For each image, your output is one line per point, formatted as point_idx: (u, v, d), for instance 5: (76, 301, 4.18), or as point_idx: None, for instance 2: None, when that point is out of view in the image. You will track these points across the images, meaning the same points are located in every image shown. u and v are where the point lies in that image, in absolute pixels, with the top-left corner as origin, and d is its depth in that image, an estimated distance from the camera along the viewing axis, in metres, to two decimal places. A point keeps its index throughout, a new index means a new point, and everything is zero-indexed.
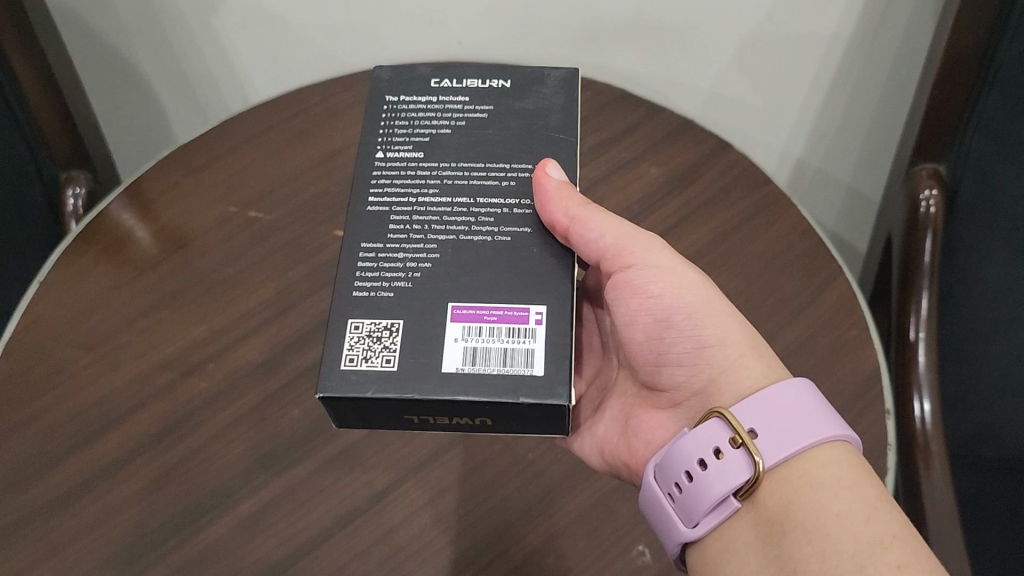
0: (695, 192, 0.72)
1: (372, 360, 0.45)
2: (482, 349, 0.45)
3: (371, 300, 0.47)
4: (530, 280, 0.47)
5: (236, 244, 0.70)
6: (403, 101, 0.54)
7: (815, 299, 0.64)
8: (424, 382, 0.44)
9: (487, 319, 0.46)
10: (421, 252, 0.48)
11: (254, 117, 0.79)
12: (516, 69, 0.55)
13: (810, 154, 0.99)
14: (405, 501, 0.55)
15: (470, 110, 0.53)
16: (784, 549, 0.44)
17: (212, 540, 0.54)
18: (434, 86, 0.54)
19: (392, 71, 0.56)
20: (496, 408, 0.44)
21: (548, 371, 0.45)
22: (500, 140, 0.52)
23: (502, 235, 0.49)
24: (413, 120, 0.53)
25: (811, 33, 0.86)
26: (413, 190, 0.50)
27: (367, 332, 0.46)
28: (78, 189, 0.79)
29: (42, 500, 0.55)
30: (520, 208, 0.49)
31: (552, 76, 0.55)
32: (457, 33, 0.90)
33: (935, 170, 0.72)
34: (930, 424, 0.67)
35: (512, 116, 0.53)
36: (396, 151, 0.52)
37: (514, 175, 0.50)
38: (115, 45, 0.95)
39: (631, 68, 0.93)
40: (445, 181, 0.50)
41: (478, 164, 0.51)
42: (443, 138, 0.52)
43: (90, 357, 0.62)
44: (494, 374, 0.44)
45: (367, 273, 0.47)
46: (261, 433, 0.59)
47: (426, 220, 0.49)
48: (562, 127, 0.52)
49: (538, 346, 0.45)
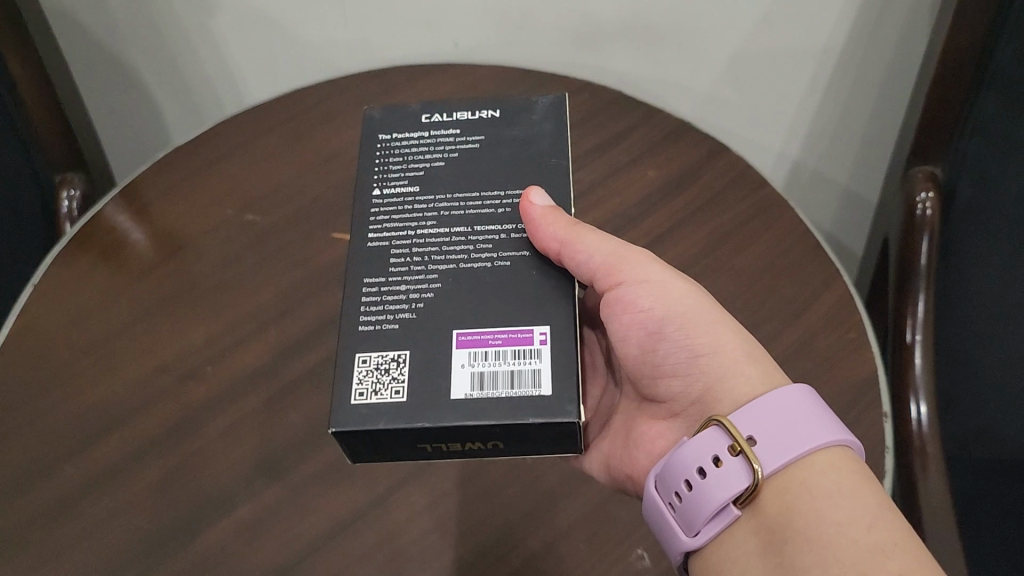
0: (695, 194, 0.72)
1: (381, 393, 0.45)
2: (489, 373, 0.45)
3: (376, 333, 0.47)
4: (531, 298, 0.47)
5: (234, 246, 0.70)
6: (396, 138, 0.55)
7: (813, 301, 0.65)
8: (434, 410, 0.44)
9: (492, 343, 0.46)
10: (422, 284, 0.48)
11: (251, 121, 0.79)
12: (504, 99, 0.56)
13: (804, 155, 0.99)
14: (406, 505, 0.55)
15: (462, 142, 0.54)
16: (786, 559, 0.44)
17: (211, 546, 0.53)
18: (426, 121, 0.55)
19: (383, 111, 0.56)
20: (505, 430, 0.44)
21: (556, 390, 0.44)
22: (494, 168, 0.52)
23: (501, 261, 0.49)
24: (407, 155, 0.54)
25: (807, 35, 0.86)
26: (412, 224, 0.50)
27: (375, 365, 0.46)
28: (74, 192, 0.78)
29: (41, 505, 0.55)
30: (517, 233, 0.50)
31: (540, 103, 0.56)
32: (454, 35, 0.90)
33: (931, 173, 0.72)
34: (926, 427, 0.67)
35: (504, 144, 0.53)
36: (392, 188, 0.52)
37: (508, 203, 0.51)
38: (108, 47, 0.95)
39: (628, 72, 0.93)
40: (442, 214, 0.50)
41: (472, 193, 0.51)
42: (438, 171, 0.52)
43: (86, 361, 0.62)
44: (502, 398, 0.44)
45: (371, 306, 0.48)
46: (260, 437, 0.58)
47: (426, 252, 0.49)
48: (554, 150, 0.53)
49: (544, 365, 0.45)
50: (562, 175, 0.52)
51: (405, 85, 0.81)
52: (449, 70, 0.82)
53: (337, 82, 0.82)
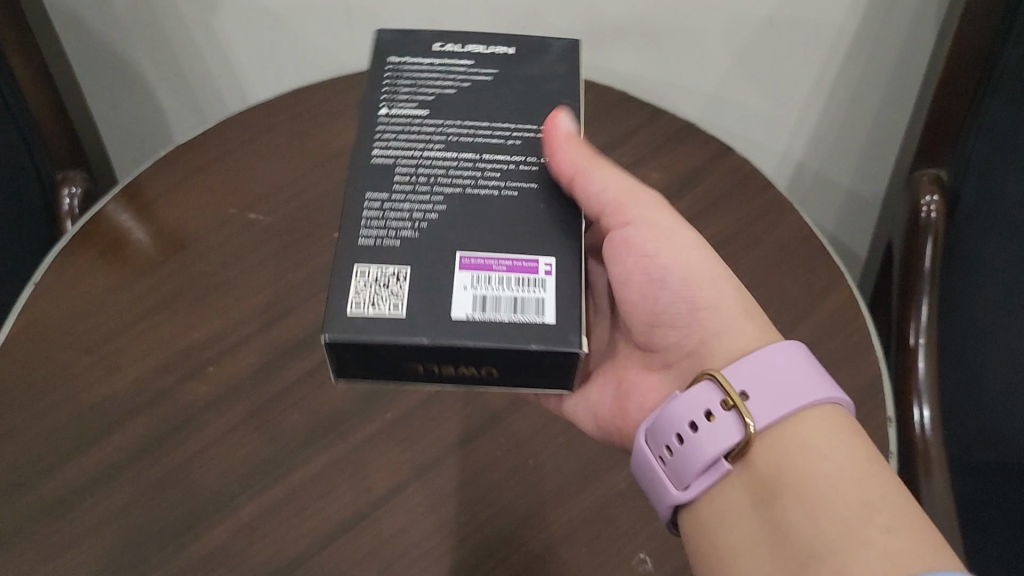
0: (699, 196, 0.71)
1: (379, 305, 0.45)
2: (490, 298, 0.45)
3: (377, 248, 0.46)
4: (540, 230, 0.47)
5: (237, 245, 0.69)
6: (407, 62, 0.54)
7: (817, 304, 0.64)
8: (433, 326, 0.44)
9: (496, 268, 0.45)
10: (428, 204, 0.48)
11: (254, 119, 0.79)
12: (518, 39, 0.56)
13: (810, 158, 0.99)
14: (407, 506, 0.55)
15: (475, 74, 0.53)
16: (775, 514, 0.44)
17: (210, 547, 0.53)
18: (438, 49, 0.55)
19: (395, 34, 0.56)
20: (502, 357, 0.44)
21: (559, 319, 0.44)
22: (502, 103, 0.52)
23: (508, 189, 0.49)
24: (417, 80, 0.53)
25: (813, 35, 0.86)
26: (418, 145, 0.50)
27: (374, 279, 0.45)
28: (74, 190, 0.78)
29: (41, 504, 0.55)
30: (526, 165, 0.50)
31: (555, 46, 0.56)
32: (457, 35, 0.90)
33: (935, 175, 0.72)
34: (929, 431, 0.66)
35: (517, 81, 0.53)
36: (400, 108, 0.52)
37: (519, 135, 0.51)
38: (111, 42, 0.94)
39: (630, 71, 0.92)
40: (450, 139, 0.50)
41: (481, 122, 0.51)
42: (448, 98, 0.52)
43: (87, 360, 0.62)
44: (503, 322, 0.44)
45: (374, 223, 0.47)
46: (261, 437, 0.58)
47: (431, 172, 0.49)
48: (566, 91, 0.53)
49: (548, 295, 0.45)
50: (572, 110, 0.53)
51: None
52: None
53: (340, 80, 0.82)
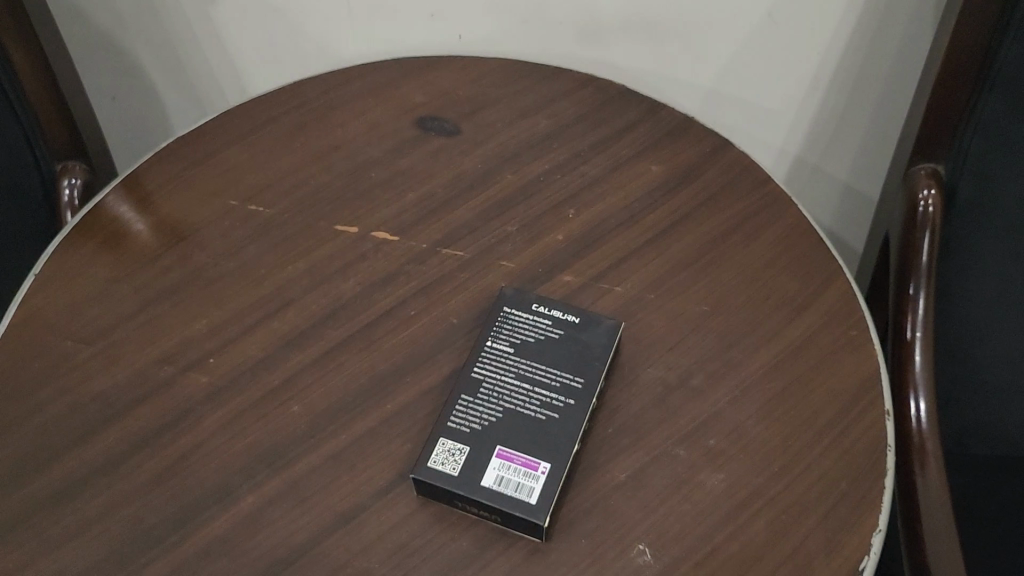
0: (699, 189, 0.72)
1: (447, 463, 0.54)
2: (504, 487, 0.53)
3: (459, 429, 0.56)
4: (564, 448, 0.54)
5: (237, 237, 0.69)
6: (511, 315, 0.62)
7: (815, 297, 0.65)
8: (463, 484, 0.53)
9: (515, 460, 0.54)
10: (494, 412, 0.56)
11: (255, 111, 0.79)
12: (587, 309, 0.62)
13: (808, 152, 0.99)
14: (407, 498, 0.55)
15: (549, 333, 0.60)
16: None
17: (211, 538, 0.53)
18: (536, 310, 0.62)
19: (515, 290, 0.64)
20: (500, 518, 0.53)
21: (539, 502, 0.52)
22: (562, 372, 0.58)
23: (549, 413, 0.56)
24: (514, 334, 0.61)
25: (812, 28, 0.86)
26: (504, 375, 0.58)
27: (448, 453, 0.55)
28: (75, 180, 0.77)
29: (43, 494, 0.55)
30: (564, 413, 0.56)
31: (606, 324, 0.60)
32: (458, 27, 0.90)
33: (933, 170, 0.71)
34: (926, 424, 0.66)
35: (575, 345, 0.59)
36: (498, 345, 0.60)
37: (565, 398, 0.57)
38: (112, 34, 0.94)
39: (629, 65, 0.92)
40: (523, 374, 0.58)
41: (544, 368, 0.58)
42: (528, 352, 0.59)
43: (89, 351, 0.62)
44: (502, 494, 0.52)
45: (463, 409, 0.57)
46: (262, 428, 0.58)
47: (503, 383, 0.58)
48: (601, 359, 0.59)
49: (538, 486, 0.53)
50: (600, 368, 0.58)
51: (408, 78, 0.81)
52: (452, 64, 0.82)
53: (342, 73, 0.82)
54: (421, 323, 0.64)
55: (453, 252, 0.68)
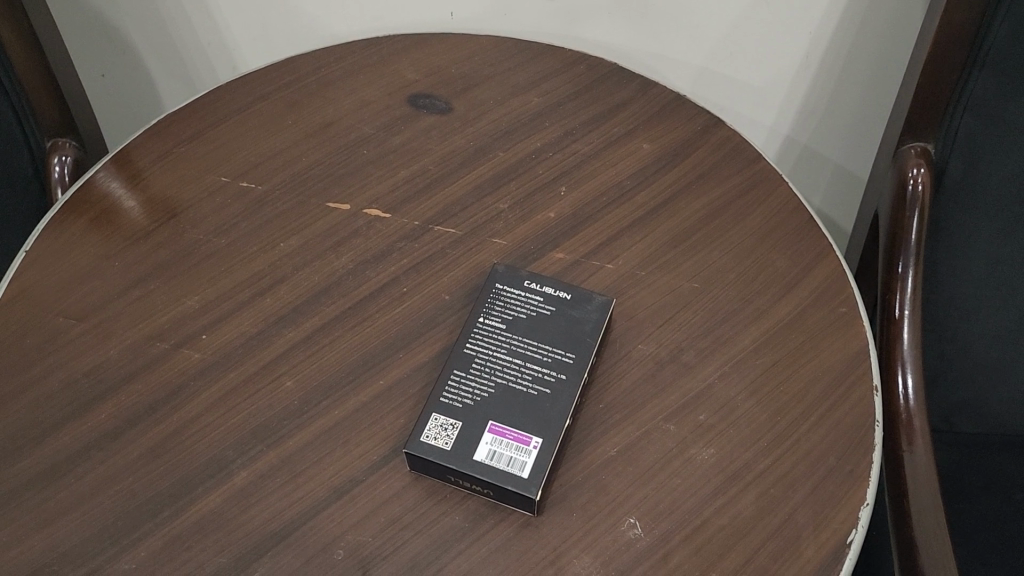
0: (690, 167, 0.72)
1: (439, 437, 0.54)
2: (495, 461, 0.53)
3: (451, 403, 0.56)
4: (556, 424, 0.55)
5: (228, 214, 0.69)
6: (503, 291, 0.62)
7: (805, 275, 0.65)
8: (455, 459, 0.53)
9: (507, 435, 0.54)
10: (485, 387, 0.56)
11: (245, 88, 0.79)
12: (576, 285, 0.62)
13: (798, 132, 0.99)
14: (400, 472, 0.56)
15: (539, 309, 0.60)
16: None
17: (204, 513, 0.54)
18: (526, 286, 0.62)
19: (507, 266, 0.64)
20: (491, 490, 0.53)
21: (530, 476, 0.53)
22: (553, 347, 0.58)
23: (539, 389, 0.56)
24: (505, 310, 0.61)
25: (802, 8, 0.86)
26: (495, 351, 0.58)
27: (441, 427, 0.55)
28: (65, 157, 0.76)
29: (36, 470, 0.55)
30: (553, 386, 0.56)
31: (599, 299, 0.61)
32: (449, 5, 0.89)
33: (924, 149, 0.72)
34: (913, 400, 0.67)
35: (565, 320, 0.60)
36: (489, 320, 0.60)
37: (555, 373, 0.57)
38: (101, 11, 0.93)
39: (621, 44, 0.92)
40: (515, 350, 0.58)
41: (535, 343, 0.58)
42: (519, 328, 0.59)
43: (80, 327, 0.62)
44: (493, 467, 0.53)
45: (455, 384, 0.57)
46: (254, 405, 0.58)
47: (495, 358, 0.58)
48: (593, 335, 0.59)
49: (530, 460, 0.53)
50: (591, 344, 0.58)
51: (399, 55, 0.81)
52: (445, 42, 0.82)
53: (333, 50, 0.82)
54: (413, 300, 0.64)
55: (445, 229, 0.68)
